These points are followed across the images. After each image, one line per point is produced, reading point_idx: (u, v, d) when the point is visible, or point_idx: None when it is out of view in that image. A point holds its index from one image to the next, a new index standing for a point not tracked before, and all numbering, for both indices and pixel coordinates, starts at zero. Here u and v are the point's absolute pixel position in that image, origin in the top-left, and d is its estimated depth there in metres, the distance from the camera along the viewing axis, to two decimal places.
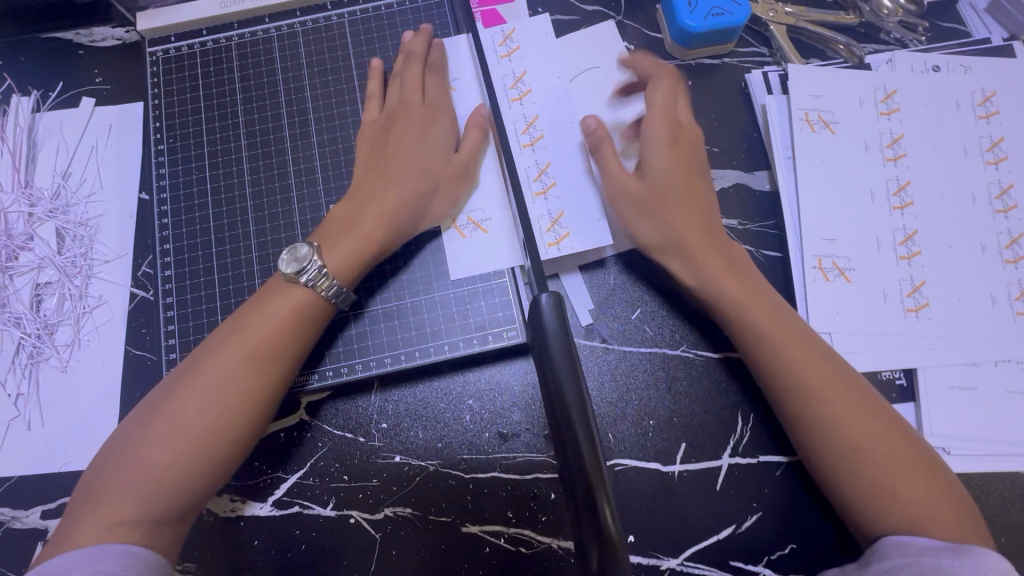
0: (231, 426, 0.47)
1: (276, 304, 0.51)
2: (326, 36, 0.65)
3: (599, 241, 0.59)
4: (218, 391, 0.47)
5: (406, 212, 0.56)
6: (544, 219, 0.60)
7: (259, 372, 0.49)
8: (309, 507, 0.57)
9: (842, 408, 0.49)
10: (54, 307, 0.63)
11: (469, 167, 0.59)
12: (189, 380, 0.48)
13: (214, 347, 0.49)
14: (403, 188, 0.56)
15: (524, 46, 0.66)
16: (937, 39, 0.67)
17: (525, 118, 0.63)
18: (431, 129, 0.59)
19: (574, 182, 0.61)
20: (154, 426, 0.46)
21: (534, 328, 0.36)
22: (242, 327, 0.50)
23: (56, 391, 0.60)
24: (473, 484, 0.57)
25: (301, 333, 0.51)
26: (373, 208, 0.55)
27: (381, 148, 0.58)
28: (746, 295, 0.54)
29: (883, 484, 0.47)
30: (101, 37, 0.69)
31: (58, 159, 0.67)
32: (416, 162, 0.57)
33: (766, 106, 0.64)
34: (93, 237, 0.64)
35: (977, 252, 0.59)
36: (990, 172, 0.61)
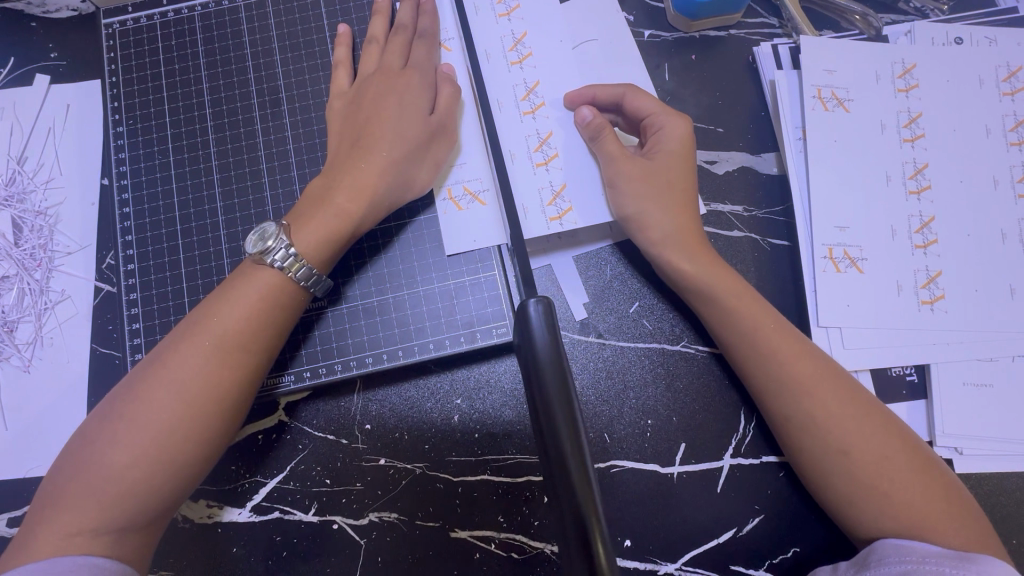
0: (198, 423, 0.43)
1: (244, 290, 0.47)
2: (298, 5, 0.60)
3: (600, 219, 0.55)
4: (182, 386, 0.43)
5: (383, 183, 0.51)
6: (546, 191, 0.56)
7: (227, 364, 0.45)
8: (290, 512, 0.54)
9: (843, 400, 0.47)
10: (13, 302, 0.59)
11: (448, 133, 0.55)
12: (150, 375, 0.44)
13: (177, 339, 0.45)
14: (379, 158, 0.51)
15: (523, 5, 0.62)
16: (960, 9, 0.63)
17: (525, 84, 0.59)
18: (407, 91, 0.54)
19: (578, 152, 0.57)
20: (112, 425, 0.43)
21: (522, 335, 0.33)
22: (209, 318, 0.46)
23: (19, 391, 0.57)
24: (461, 488, 0.54)
25: (272, 319, 0.47)
26: (346, 180, 0.50)
27: (356, 117, 0.53)
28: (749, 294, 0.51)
29: (890, 485, 0.44)
30: (56, 8, 0.64)
31: (11, 142, 0.62)
32: (391, 128, 0.52)
33: (776, 82, 0.60)
34: (53, 228, 0.60)
35: (996, 240, 0.55)
36: (1013, 154, 0.57)
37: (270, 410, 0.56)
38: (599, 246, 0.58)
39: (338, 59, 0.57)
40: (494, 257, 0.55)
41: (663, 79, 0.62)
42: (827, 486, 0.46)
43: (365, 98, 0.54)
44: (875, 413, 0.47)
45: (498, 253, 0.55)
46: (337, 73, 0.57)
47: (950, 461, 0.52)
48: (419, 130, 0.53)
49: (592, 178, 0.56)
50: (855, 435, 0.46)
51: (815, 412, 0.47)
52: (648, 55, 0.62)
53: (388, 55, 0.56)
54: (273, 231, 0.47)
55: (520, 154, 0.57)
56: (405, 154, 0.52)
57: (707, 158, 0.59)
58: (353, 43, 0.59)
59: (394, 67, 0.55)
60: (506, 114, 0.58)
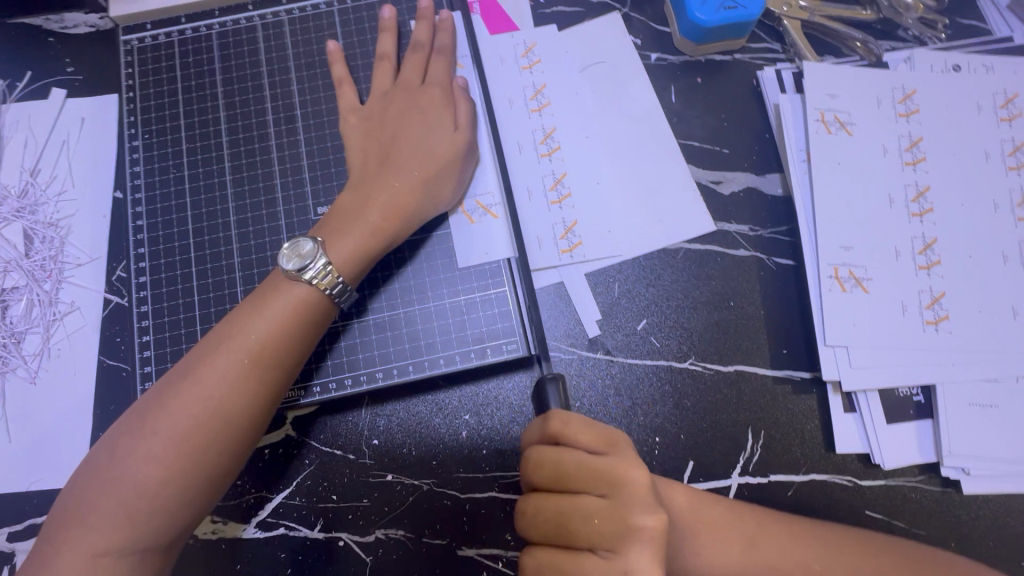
0: (228, 439, 0.44)
1: (274, 305, 0.47)
2: (315, 25, 0.61)
3: (608, 257, 0.59)
4: (212, 403, 0.44)
5: (408, 196, 0.52)
6: (559, 227, 0.60)
7: (257, 379, 0.46)
8: (295, 528, 0.53)
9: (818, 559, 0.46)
10: (21, 314, 0.59)
11: (470, 146, 0.56)
12: (178, 393, 0.44)
13: (207, 353, 0.46)
14: (408, 178, 0.52)
15: (541, 42, 0.65)
16: (957, 37, 0.64)
17: (542, 129, 0.62)
18: (428, 112, 0.55)
19: (590, 191, 0.60)
20: (141, 442, 0.43)
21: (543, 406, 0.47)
22: (239, 333, 0.46)
23: (23, 404, 0.56)
24: (469, 504, 0.54)
25: (299, 337, 0.48)
26: (377, 196, 0.51)
27: (382, 136, 0.55)
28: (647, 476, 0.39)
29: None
30: (73, 23, 0.64)
31: (25, 154, 0.62)
32: (417, 149, 0.54)
33: (780, 105, 0.61)
34: (65, 240, 0.60)
35: (998, 262, 0.56)
36: (1012, 178, 0.58)
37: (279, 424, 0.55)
38: (608, 264, 0.59)
39: (339, 78, 0.58)
40: (504, 273, 0.56)
41: (670, 101, 0.63)
42: None
43: (384, 115, 0.56)
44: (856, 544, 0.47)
45: (508, 270, 0.56)
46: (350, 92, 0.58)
47: (957, 481, 0.53)
48: (444, 150, 0.54)
49: (602, 217, 0.60)
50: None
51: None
52: (656, 78, 0.64)
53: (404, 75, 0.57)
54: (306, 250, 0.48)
55: (536, 193, 0.60)
56: (427, 174, 0.53)
57: (713, 178, 0.61)
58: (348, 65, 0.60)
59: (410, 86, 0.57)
60: (524, 156, 0.61)
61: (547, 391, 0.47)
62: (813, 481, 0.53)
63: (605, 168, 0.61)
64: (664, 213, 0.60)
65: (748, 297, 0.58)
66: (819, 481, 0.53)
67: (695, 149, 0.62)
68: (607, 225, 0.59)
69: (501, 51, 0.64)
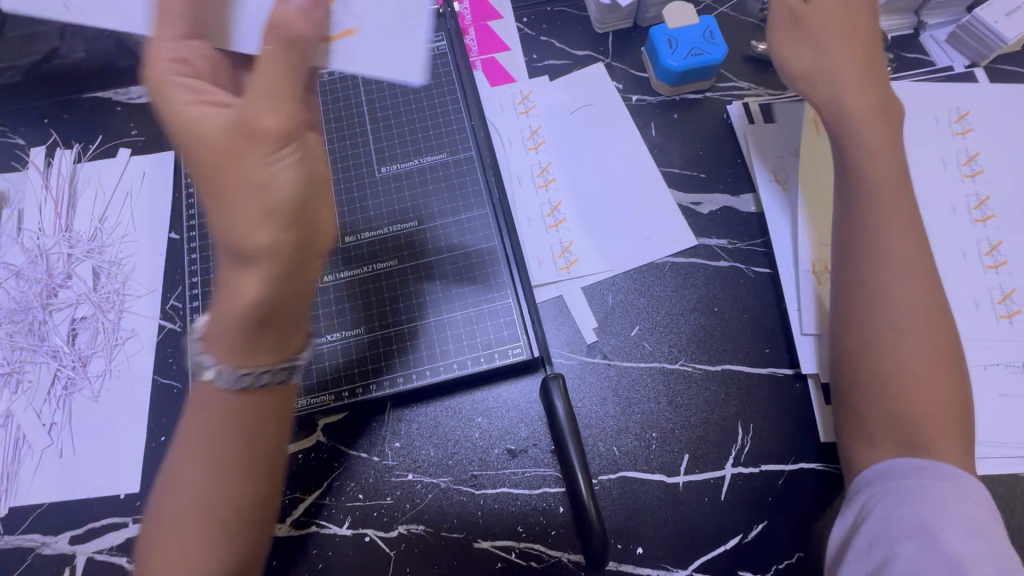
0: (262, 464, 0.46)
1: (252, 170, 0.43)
2: (341, 86, 0.72)
3: (600, 271, 0.66)
4: (232, 298, 0.43)
5: (283, 189, 0.43)
6: (556, 246, 0.67)
7: (288, 279, 0.44)
8: (326, 526, 0.59)
9: (925, 316, 0.49)
10: (87, 340, 0.67)
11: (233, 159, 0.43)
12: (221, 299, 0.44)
13: (246, 218, 0.43)
14: (257, 206, 0.43)
15: (534, 91, 0.74)
16: (903, 69, 0.73)
17: (538, 164, 0.71)
18: (274, 54, 0.42)
19: (584, 214, 0.68)
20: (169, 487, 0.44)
21: (547, 399, 0.55)
22: (224, 189, 0.43)
23: (87, 420, 0.64)
24: (483, 499, 0.59)
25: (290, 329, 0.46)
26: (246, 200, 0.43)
27: (216, 130, 0.44)
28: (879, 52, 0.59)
29: (891, 392, 0.48)
30: (138, 95, 0.77)
31: (95, 204, 0.72)
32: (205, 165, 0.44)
33: (747, 134, 0.69)
34: (128, 275, 0.69)
35: (959, 258, 0.62)
36: (968, 184, 0.65)
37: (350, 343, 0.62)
38: (604, 278, 0.66)
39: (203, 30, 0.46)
40: (509, 287, 0.63)
41: (651, 135, 0.72)
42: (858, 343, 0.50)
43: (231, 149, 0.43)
44: (948, 338, 0.49)
45: (511, 285, 0.63)
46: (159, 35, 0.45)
47: None
48: (287, 74, 0.43)
49: (594, 238, 0.67)
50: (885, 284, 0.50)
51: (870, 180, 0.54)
52: (637, 116, 0.73)
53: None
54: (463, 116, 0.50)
55: (535, 218, 0.68)
56: (286, 189, 0.44)
57: (692, 200, 0.68)
58: (371, 118, 0.70)
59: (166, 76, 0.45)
60: (524, 187, 0.70)
61: (548, 386, 0.55)
62: (801, 470, 0.58)
63: (595, 194, 0.69)
64: (650, 231, 0.67)
65: (729, 303, 0.64)
66: (807, 470, 0.58)
67: (674, 175, 0.69)
68: (599, 243, 0.67)
69: (500, 100, 0.74)
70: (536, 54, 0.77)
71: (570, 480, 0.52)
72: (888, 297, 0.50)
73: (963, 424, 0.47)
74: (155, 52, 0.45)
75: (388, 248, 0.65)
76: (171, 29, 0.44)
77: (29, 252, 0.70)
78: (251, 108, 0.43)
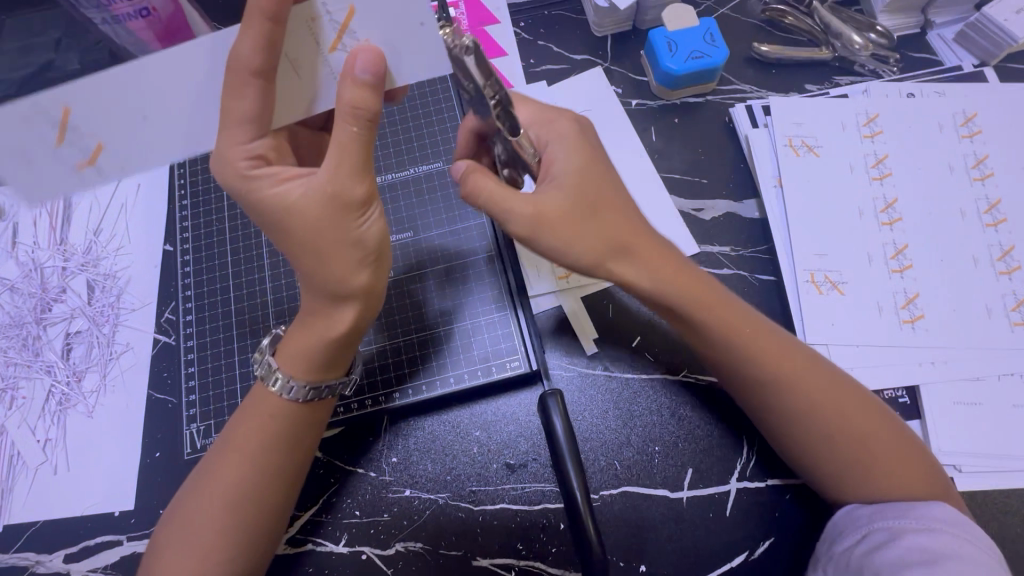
0: (292, 475, 0.50)
1: (331, 234, 0.46)
2: None
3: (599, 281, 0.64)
4: (325, 338, 0.49)
5: (366, 236, 0.47)
6: None
7: (360, 308, 0.50)
8: (322, 544, 0.57)
9: (847, 406, 0.49)
10: (82, 355, 0.66)
11: (344, 216, 0.46)
12: (309, 335, 0.50)
13: (324, 262, 0.47)
14: (355, 257, 0.47)
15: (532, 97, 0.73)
16: (910, 69, 0.71)
17: None
18: (358, 131, 0.43)
19: None
20: (208, 482, 0.48)
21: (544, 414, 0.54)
22: (316, 248, 0.46)
23: (81, 436, 0.63)
24: (482, 516, 0.57)
25: (355, 346, 0.52)
26: (338, 256, 0.47)
27: (308, 203, 0.45)
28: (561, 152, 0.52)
29: (867, 484, 0.48)
30: None
31: (90, 216, 0.72)
32: (282, 230, 0.47)
33: (750, 138, 0.67)
34: (122, 288, 0.68)
35: (969, 264, 0.61)
36: (977, 188, 0.63)
37: (382, 361, 0.61)
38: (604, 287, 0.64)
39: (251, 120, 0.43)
40: (505, 298, 0.62)
41: (651, 140, 0.70)
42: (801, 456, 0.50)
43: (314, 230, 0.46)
44: (858, 403, 0.50)
45: (509, 296, 0.62)
46: (226, 122, 0.43)
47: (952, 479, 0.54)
48: (366, 139, 0.44)
49: None
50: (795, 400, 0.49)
51: (708, 313, 0.50)
52: (637, 121, 0.71)
53: (234, 67, 0.39)
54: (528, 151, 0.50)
55: None
56: (378, 232, 0.48)
57: (695, 206, 0.67)
58: None
59: (243, 173, 0.45)
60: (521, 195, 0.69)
61: (546, 401, 0.54)
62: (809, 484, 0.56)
63: None
64: None
65: None
66: None
67: (676, 181, 0.68)
68: None
69: None
70: (534, 58, 0.76)
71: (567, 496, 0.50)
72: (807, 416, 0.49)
73: (927, 462, 0.49)
74: (230, 154, 0.45)
75: None
76: (236, 115, 0.42)
77: (24, 265, 0.70)
78: (346, 165, 0.44)
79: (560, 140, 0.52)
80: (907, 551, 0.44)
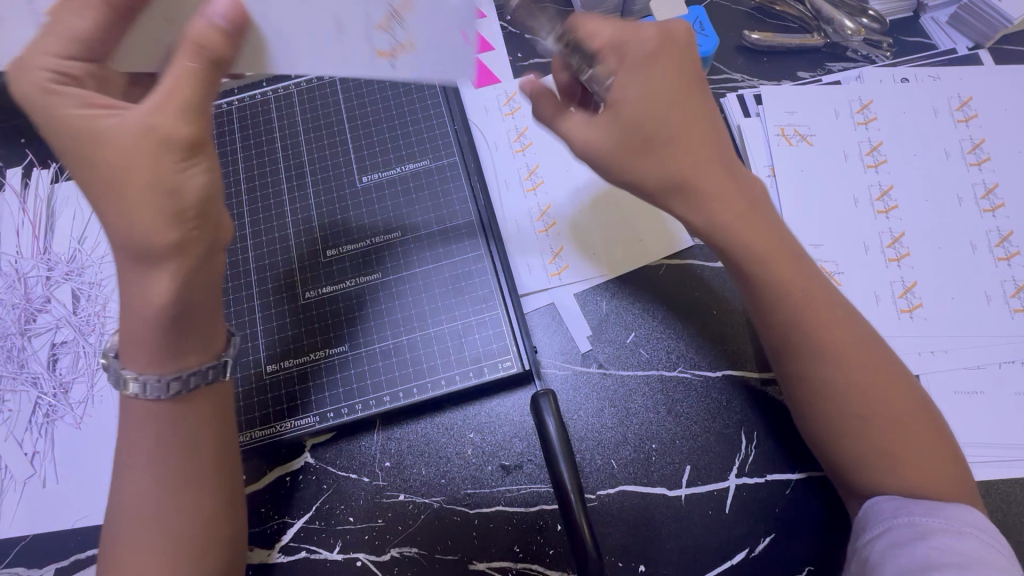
0: (219, 447, 0.47)
1: (151, 177, 0.40)
2: (318, 94, 0.70)
3: (592, 278, 0.63)
4: (174, 314, 0.42)
5: (166, 198, 0.40)
6: (546, 252, 0.65)
7: (192, 284, 0.43)
8: (316, 552, 0.56)
9: (888, 379, 0.47)
10: (68, 365, 0.65)
11: (151, 154, 0.40)
12: (145, 318, 0.43)
13: (107, 199, 0.41)
14: (163, 211, 0.40)
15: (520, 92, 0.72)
16: (903, 53, 0.70)
17: (526, 166, 0.69)
18: (194, 69, 0.42)
19: (574, 218, 0.66)
20: (129, 484, 0.45)
21: (536, 415, 0.53)
22: (125, 183, 0.40)
23: (68, 447, 0.62)
24: (478, 519, 0.56)
25: (204, 327, 0.46)
26: (112, 196, 0.41)
27: (118, 135, 0.40)
28: (663, 76, 0.46)
29: (889, 470, 0.46)
30: None
31: (73, 224, 0.70)
32: (111, 194, 0.41)
33: (742, 127, 0.66)
34: (108, 296, 0.67)
35: (967, 251, 0.60)
36: (974, 173, 0.62)
37: (292, 344, 0.61)
38: (597, 284, 0.63)
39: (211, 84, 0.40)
40: (496, 296, 0.61)
41: None
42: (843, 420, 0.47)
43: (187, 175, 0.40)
44: (903, 377, 0.47)
45: (499, 294, 0.61)
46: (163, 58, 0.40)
47: None
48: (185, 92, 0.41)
49: (585, 242, 0.65)
50: (836, 367, 0.47)
51: (760, 266, 0.47)
52: None
53: None
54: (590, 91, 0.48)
55: (524, 223, 0.66)
56: (196, 191, 0.42)
57: None
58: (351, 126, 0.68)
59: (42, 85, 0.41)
60: (511, 192, 0.68)
61: (540, 402, 0.53)
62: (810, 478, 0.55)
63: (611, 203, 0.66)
64: (643, 233, 0.64)
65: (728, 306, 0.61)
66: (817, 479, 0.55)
67: None
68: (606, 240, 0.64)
69: (484, 102, 0.72)
70: (521, 53, 0.74)
71: (561, 494, 0.49)
72: (853, 376, 0.46)
73: (955, 462, 0.47)
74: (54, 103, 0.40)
75: (371, 260, 0.63)
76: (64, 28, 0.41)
77: (7, 276, 0.69)
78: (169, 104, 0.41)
79: (629, 67, 0.46)
80: (935, 553, 0.42)
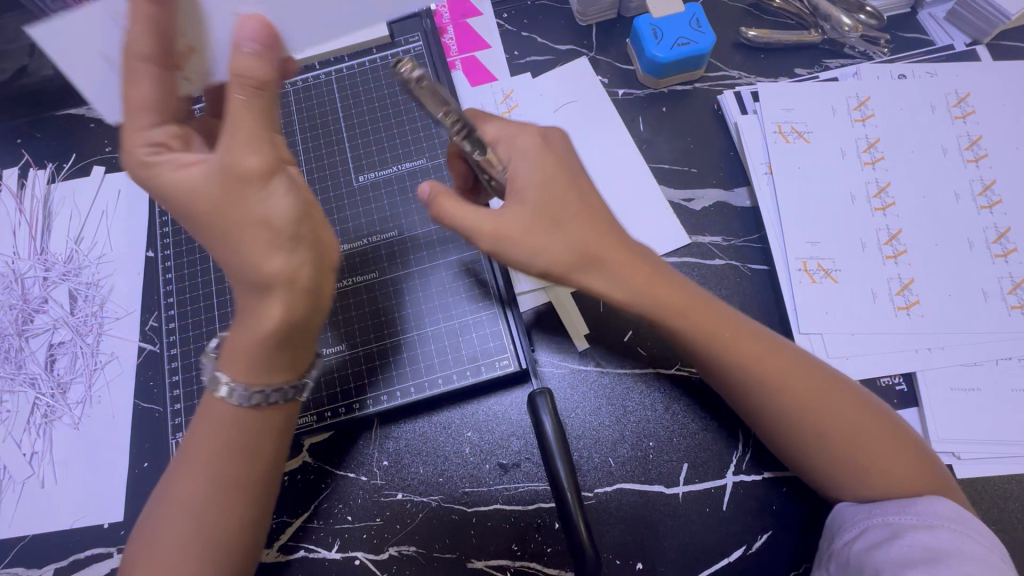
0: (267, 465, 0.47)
1: (248, 216, 0.40)
2: (315, 94, 0.70)
3: None
4: (266, 333, 0.42)
5: (261, 232, 0.41)
6: None
7: (291, 305, 0.42)
8: (315, 550, 0.57)
9: (834, 408, 0.47)
10: (66, 366, 0.65)
11: (245, 191, 0.40)
12: (243, 336, 0.43)
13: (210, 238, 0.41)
14: (264, 238, 0.40)
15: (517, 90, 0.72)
16: (900, 50, 0.69)
17: None
18: (246, 100, 0.39)
19: None
20: (173, 485, 0.45)
21: (534, 413, 0.53)
22: (221, 218, 0.40)
23: (67, 448, 0.62)
24: (475, 517, 0.57)
25: (302, 345, 0.46)
26: (218, 225, 0.41)
27: (207, 180, 0.40)
28: (534, 154, 0.49)
29: (864, 482, 0.46)
30: None
31: (70, 225, 0.70)
32: (223, 229, 0.41)
33: (739, 124, 0.66)
34: (105, 297, 0.67)
35: (964, 248, 0.60)
36: (971, 170, 0.62)
37: None
38: None
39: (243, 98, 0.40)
40: (494, 296, 0.61)
41: (638, 129, 0.69)
42: (805, 459, 0.48)
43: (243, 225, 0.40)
44: (850, 396, 0.48)
45: (497, 293, 0.61)
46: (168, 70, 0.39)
47: (951, 466, 0.54)
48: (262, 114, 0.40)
49: None
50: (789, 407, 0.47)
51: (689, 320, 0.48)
52: (624, 111, 0.70)
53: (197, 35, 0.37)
54: (493, 170, 0.50)
55: None
56: (287, 217, 0.41)
57: (684, 196, 0.66)
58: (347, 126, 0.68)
59: (141, 159, 0.42)
60: None
61: (538, 402, 0.53)
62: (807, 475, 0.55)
63: None
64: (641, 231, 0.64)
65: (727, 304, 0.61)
66: None
67: (664, 170, 0.67)
68: None
69: (480, 99, 0.72)
70: (517, 50, 0.74)
71: (560, 494, 0.49)
72: (798, 418, 0.47)
73: (929, 463, 0.47)
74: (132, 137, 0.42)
75: (368, 259, 0.63)
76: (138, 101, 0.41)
77: (4, 277, 0.69)
78: (246, 134, 0.39)
79: (521, 155, 0.49)
80: (909, 549, 0.42)
